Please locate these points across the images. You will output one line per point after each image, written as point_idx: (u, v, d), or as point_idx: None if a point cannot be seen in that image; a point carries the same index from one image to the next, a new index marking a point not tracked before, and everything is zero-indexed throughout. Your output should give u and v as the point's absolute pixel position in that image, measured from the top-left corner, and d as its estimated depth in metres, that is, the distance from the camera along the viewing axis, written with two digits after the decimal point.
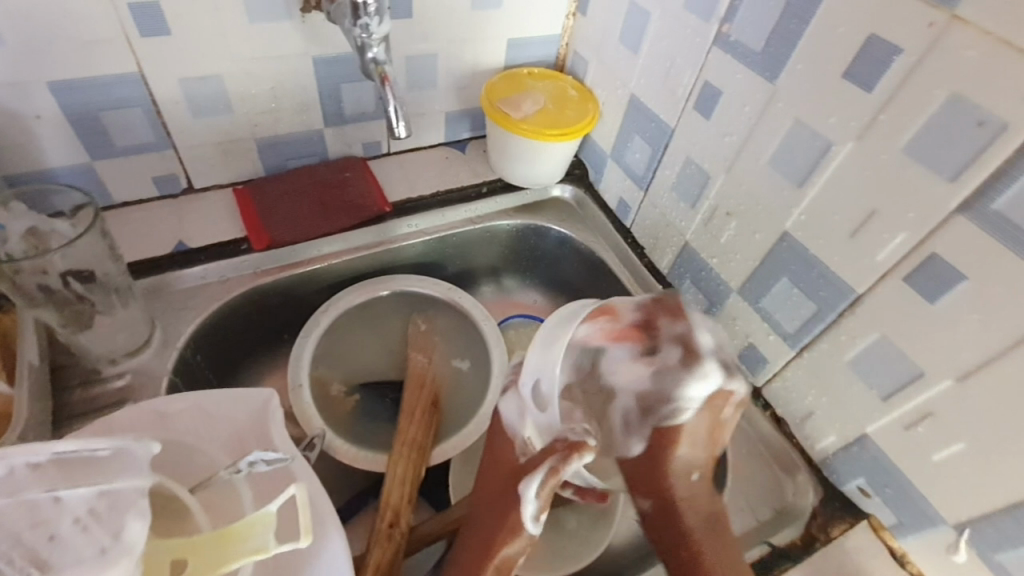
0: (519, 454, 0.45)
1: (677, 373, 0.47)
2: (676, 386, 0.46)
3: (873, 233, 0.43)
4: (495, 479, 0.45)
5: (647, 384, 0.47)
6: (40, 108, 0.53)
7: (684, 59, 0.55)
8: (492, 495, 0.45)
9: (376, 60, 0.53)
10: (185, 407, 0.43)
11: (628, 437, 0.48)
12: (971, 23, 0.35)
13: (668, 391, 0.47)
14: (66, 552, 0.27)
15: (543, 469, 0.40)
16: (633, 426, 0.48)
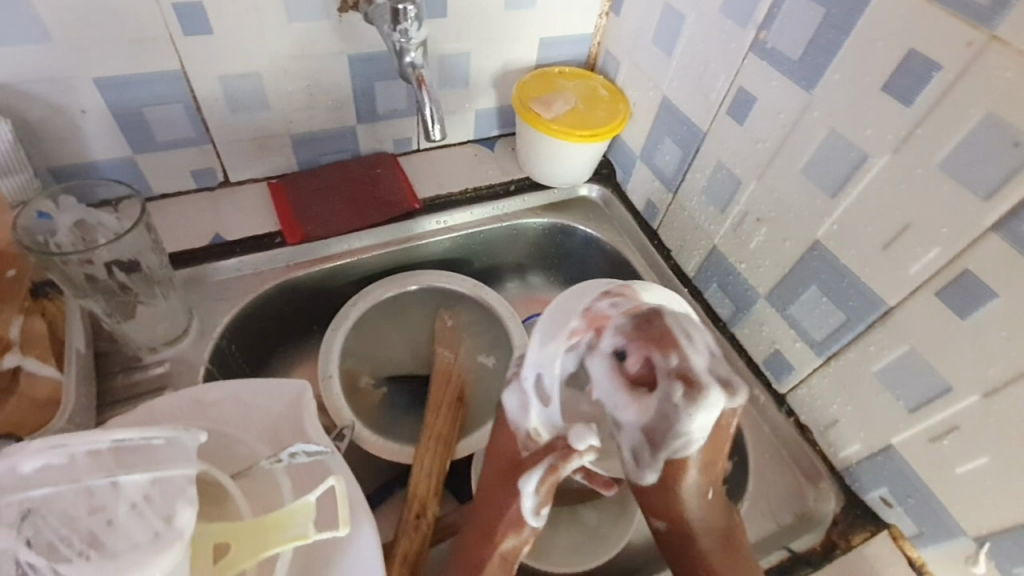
0: (522, 448, 0.47)
1: (676, 407, 0.43)
2: (677, 421, 0.43)
3: (907, 246, 0.43)
4: (494, 468, 0.48)
5: (649, 418, 0.45)
6: (86, 103, 0.55)
7: (719, 63, 0.55)
8: (491, 487, 0.47)
9: (414, 64, 0.54)
10: (222, 397, 0.45)
11: (638, 468, 0.47)
12: (1011, 44, 0.35)
13: (670, 421, 0.44)
14: (122, 536, 0.29)
15: (542, 466, 0.44)
16: (643, 458, 0.46)
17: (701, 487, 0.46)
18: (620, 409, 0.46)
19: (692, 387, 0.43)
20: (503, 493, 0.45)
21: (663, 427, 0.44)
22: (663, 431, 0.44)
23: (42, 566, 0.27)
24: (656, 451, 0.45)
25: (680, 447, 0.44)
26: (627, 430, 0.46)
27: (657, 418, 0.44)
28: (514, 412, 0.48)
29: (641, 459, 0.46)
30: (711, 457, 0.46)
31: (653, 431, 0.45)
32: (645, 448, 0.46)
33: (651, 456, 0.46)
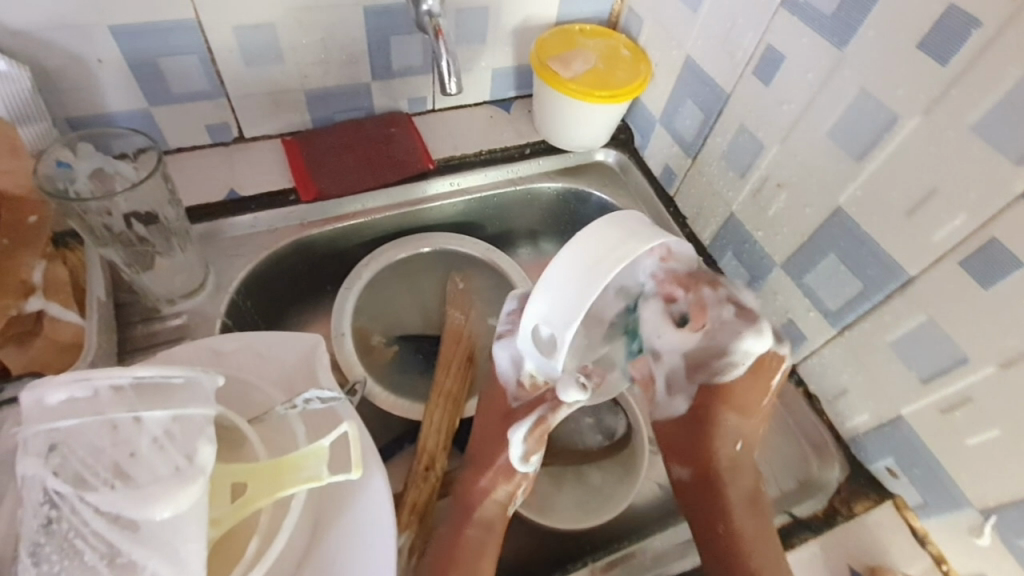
0: (512, 399, 0.50)
1: (731, 326, 0.47)
2: (733, 339, 0.47)
3: (931, 213, 0.42)
4: (489, 419, 0.50)
5: (695, 346, 0.47)
6: (102, 52, 0.55)
7: (746, 19, 0.53)
8: (483, 436, 0.50)
9: (431, 12, 0.53)
10: (237, 347, 0.47)
11: (673, 397, 0.49)
12: None
13: (723, 342, 0.47)
14: (145, 468, 0.30)
15: (532, 418, 0.47)
16: (679, 386, 0.49)
17: (735, 431, 0.49)
18: (661, 337, 0.47)
19: (746, 311, 0.47)
20: (497, 446, 0.48)
21: (710, 351, 0.48)
22: (711, 355, 0.48)
23: (69, 494, 0.28)
24: (695, 377, 0.49)
25: (724, 369, 0.48)
26: (669, 357, 0.48)
27: (710, 340, 0.47)
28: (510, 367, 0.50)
29: (675, 387, 0.49)
30: (739, 399, 0.48)
31: (697, 360, 0.48)
32: (683, 375, 0.49)
33: (688, 380, 0.49)
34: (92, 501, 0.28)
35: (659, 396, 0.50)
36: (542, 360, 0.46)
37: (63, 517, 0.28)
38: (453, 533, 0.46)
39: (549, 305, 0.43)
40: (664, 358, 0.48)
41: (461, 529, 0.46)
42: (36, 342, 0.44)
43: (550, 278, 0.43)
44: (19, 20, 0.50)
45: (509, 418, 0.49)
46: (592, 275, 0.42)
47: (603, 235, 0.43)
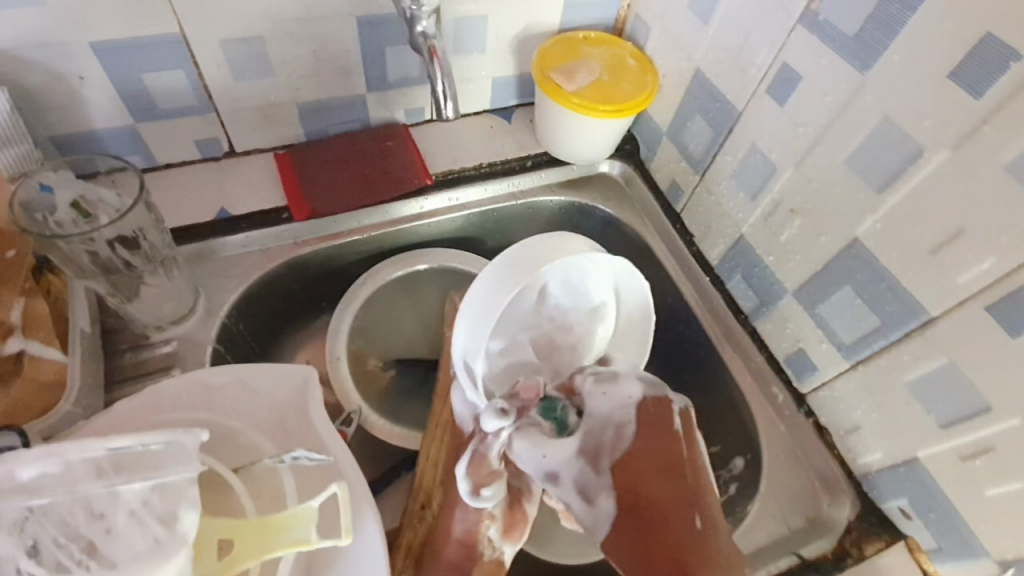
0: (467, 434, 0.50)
1: (590, 383, 0.45)
2: (619, 393, 0.44)
3: (957, 253, 0.39)
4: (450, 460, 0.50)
5: (583, 441, 0.42)
6: (83, 69, 0.52)
7: (760, 33, 0.50)
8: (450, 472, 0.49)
9: (426, 33, 0.48)
10: (227, 380, 0.45)
11: (595, 506, 0.41)
12: None
13: (596, 415, 0.43)
14: (125, 544, 0.29)
15: (470, 450, 0.43)
16: (592, 486, 0.41)
17: (687, 502, 0.39)
18: (546, 455, 0.42)
19: (606, 374, 0.45)
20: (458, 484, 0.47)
21: (594, 427, 0.43)
22: (601, 440, 0.42)
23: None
24: (602, 466, 0.41)
25: (618, 442, 0.42)
26: (567, 461, 0.42)
27: (588, 420, 0.43)
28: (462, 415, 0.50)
29: (592, 487, 0.41)
30: (665, 463, 0.40)
31: (591, 445, 0.42)
32: (591, 471, 0.41)
33: (598, 477, 0.41)
34: None
35: (588, 510, 0.41)
36: (476, 395, 0.47)
37: None
38: None
39: (464, 337, 0.46)
40: (562, 475, 0.42)
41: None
42: (15, 383, 0.42)
43: (464, 315, 0.46)
44: None
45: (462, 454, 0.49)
46: (491, 302, 0.44)
47: (502, 266, 0.45)
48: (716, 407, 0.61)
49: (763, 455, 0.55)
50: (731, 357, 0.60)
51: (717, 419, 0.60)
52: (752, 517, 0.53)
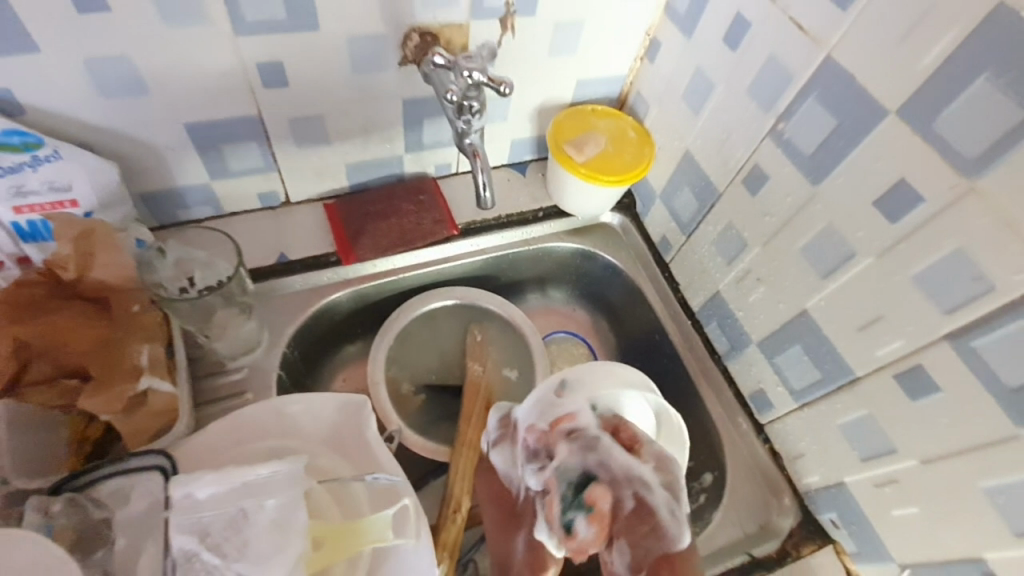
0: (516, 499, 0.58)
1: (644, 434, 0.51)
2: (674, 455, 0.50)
3: (877, 333, 0.51)
4: (496, 522, 0.59)
5: (659, 474, 0.49)
6: (173, 141, 0.62)
7: (739, 136, 0.61)
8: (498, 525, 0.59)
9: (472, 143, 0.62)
10: (298, 407, 0.56)
11: (680, 528, 0.48)
12: (987, 196, 0.40)
13: (666, 464, 0.49)
14: (265, 544, 0.40)
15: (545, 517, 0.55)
16: (677, 516, 0.48)
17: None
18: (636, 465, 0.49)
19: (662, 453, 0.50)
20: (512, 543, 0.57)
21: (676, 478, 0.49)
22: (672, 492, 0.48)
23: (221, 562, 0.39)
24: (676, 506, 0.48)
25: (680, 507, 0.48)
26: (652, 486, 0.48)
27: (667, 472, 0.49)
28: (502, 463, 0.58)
29: (676, 516, 0.48)
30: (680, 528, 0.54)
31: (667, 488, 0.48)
32: (674, 502, 0.48)
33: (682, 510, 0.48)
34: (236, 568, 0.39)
35: (669, 522, 0.48)
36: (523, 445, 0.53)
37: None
38: None
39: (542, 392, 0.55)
40: (652, 490, 0.48)
41: None
42: (141, 412, 0.53)
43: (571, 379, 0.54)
44: (103, 120, 0.57)
45: (511, 514, 0.58)
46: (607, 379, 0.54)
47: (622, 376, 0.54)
48: (692, 430, 0.73)
49: (728, 471, 0.68)
50: (705, 390, 0.72)
51: (692, 441, 0.73)
52: (717, 523, 0.65)
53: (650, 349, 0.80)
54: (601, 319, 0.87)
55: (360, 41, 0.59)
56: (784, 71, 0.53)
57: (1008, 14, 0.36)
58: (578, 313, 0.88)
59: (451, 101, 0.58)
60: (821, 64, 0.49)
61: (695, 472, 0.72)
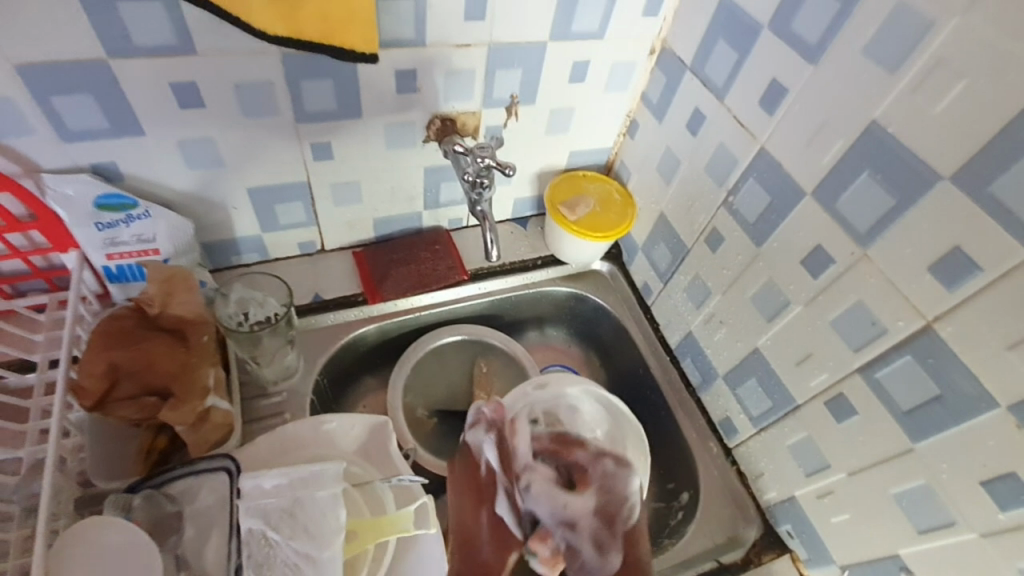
0: (484, 473, 0.57)
1: (598, 463, 0.57)
2: (618, 481, 0.56)
3: (810, 367, 0.62)
4: (466, 496, 0.58)
5: (595, 503, 0.55)
6: (237, 202, 0.75)
7: (701, 204, 0.74)
8: (470, 501, 0.57)
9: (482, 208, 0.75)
10: (334, 425, 0.67)
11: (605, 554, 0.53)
12: (874, 262, 0.52)
13: (612, 486, 0.56)
14: (318, 525, 0.51)
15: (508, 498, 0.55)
16: (607, 544, 0.54)
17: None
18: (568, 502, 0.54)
19: (616, 465, 0.57)
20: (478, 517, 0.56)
21: (615, 500, 0.55)
22: (619, 505, 0.55)
23: (282, 539, 0.50)
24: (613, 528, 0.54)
25: (629, 517, 0.55)
26: (583, 522, 0.54)
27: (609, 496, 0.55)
28: (472, 441, 0.59)
29: (604, 545, 0.54)
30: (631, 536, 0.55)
31: (605, 515, 0.55)
32: (605, 530, 0.54)
33: (611, 536, 0.54)
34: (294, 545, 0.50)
35: (593, 556, 0.53)
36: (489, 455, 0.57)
37: (280, 552, 0.50)
38: None
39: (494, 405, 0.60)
40: (587, 516, 0.54)
41: None
42: (206, 426, 0.64)
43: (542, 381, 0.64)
44: (185, 187, 0.71)
45: (481, 493, 0.57)
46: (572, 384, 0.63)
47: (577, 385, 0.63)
48: (670, 453, 0.83)
49: (701, 490, 0.77)
50: (681, 418, 0.83)
51: (671, 463, 0.83)
52: (691, 534, 0.74)
53: (635, 381, 0.91)
54: (592, 354, 0.98)
55: (393, 125, 0.73)
56: (732, 156, 0.67)
57: (875, 131, 0.50)
58: (573, 349, 0.99)
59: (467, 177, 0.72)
60: (758, 154, 0.63)
61: (675, 492, 0.82)
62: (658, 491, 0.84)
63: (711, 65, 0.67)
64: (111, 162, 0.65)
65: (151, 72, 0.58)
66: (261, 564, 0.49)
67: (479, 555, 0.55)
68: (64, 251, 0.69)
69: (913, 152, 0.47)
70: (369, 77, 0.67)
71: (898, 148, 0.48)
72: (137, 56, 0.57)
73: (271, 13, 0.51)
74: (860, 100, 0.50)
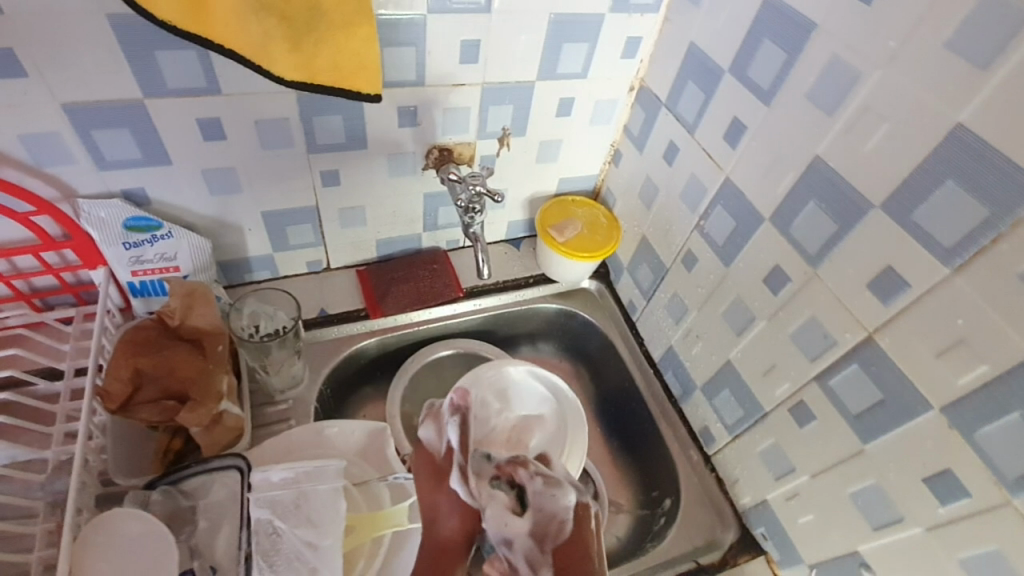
0: (441, 459, 0.65)
1: (537, 479, 0.58)
2: (551, 501, 0.56)
3: (775, 377, 0.67)
4: (424, 479, 0.64)
5: (533, 518, 0.55)
6: (251, 224, 0.82)
7: (677, 227, 0.80)
8: (424, 480, 0.64)
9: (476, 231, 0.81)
10: (336, 430, 0.72)
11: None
12: (823, 280, 0.58)
13: (545, 508, 0.56)
14: (323, 514, 0.57)
15: (465, 471, 0.62)
16: (536, 563, 0.53)
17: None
18: (507, 523, 0.55)
19: (549, 479, 0.58)
20: (436, 500, 0.62)
21: (546, 517, 0.55)
22: (545, 524, 0.54)
23: (287, 527, 0.55)
24: (545, 548, 0.54)
25: (559, 533, 0.54)
26: (518, 540, 0.54)
27: (539, 513, 0.55)
28: (429, 439, 0.66)
29: (535, 564, 0.53)
30: (581, 552, 0.53)
31: (538, 530, 0.54)
32: (535, 549, 0.54)
33: (541, 556, 0.53)
34: (298, 533, 0.55)
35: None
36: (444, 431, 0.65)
37: (285, 540, 0.55)
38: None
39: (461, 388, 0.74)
40: (518, 535, 0.54)
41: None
42: (220, 429, 0.69)
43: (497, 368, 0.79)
44: (205, 211, 0.78)
45: (437, 471, 0.64)
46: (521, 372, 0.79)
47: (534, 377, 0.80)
48: (654, 462, 0.88)
49: (681, 496, 0.82)
50: (663, 427, 0.88)
51: (654, 471, 0.88)
52: (672, 537, 0.78)
53: (621, 393, 0.96)
54: (581, 368, 1.03)
55: (396, 155, 0.81)
56: (702, 184, 0.73)
57: (820, 163, 0.56)
58: (563, 363, 1.05)
59: (461, 203, 0.79)
60: (724, 183, 0.70)
61: (660, 499, 0.86)
62: (642, 499, 0.89)
63: (683, 103, 0.74)
64: (140, 188, 0.72)
65: (181, 109, 0.66)
66: (267, 551, 0.54)
67: (440, 531, 0.60)
68: (93, 268, 0.76)
69: (850, 183, 0.54)
70: (375, 114, 0.74)
71: (839, 180, 0.55)
72: (170, 96, 0.64)
73: (291, 64, 0.58)
74: (807, 137, 0.57)
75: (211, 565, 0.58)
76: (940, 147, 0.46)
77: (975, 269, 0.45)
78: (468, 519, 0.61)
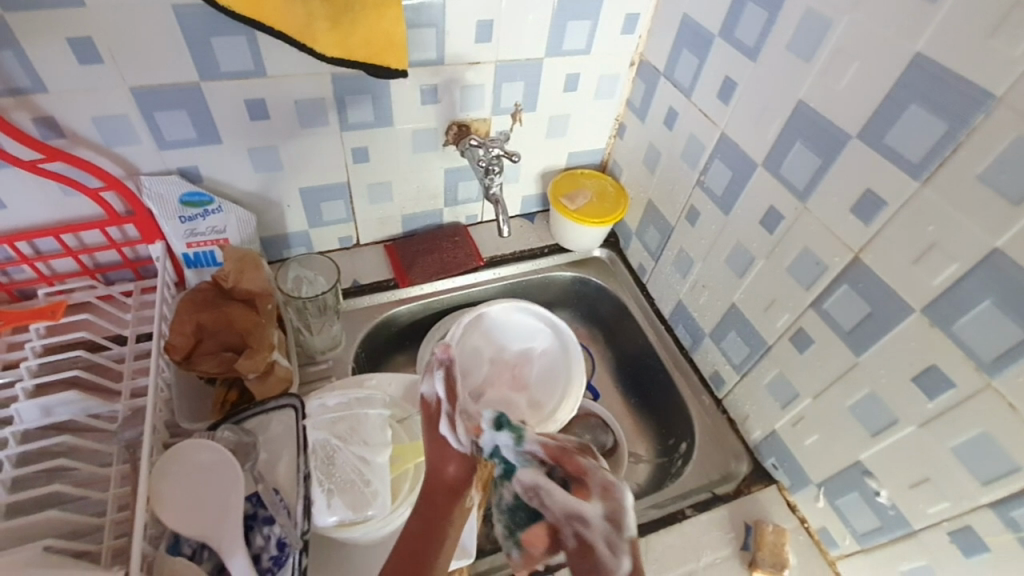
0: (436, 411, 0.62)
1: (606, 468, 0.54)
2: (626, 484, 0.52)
3: (776, 310, 0.73)
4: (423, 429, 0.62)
5: (608, 499, 0.51)
6: (291, 201, 0.90)
7: (680, 185, 0.87)
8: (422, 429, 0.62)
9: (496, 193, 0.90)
10: (374, 381, 0.79)
11: (617, 558, 0.48)
12: (812, 212, 0.65)
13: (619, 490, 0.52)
14: (374, 434, 0.69)
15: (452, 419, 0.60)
16: (617, 545, 0.48)
17: None
18: (582, 501, 0.51)
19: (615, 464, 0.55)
20: (430, 442, 0.60)
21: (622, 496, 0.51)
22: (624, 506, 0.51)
23: (343, 445, 0.67)
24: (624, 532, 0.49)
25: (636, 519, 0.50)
26: (595, 520, 0.49)
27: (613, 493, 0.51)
28: (425, 393, 0.62)
29: (614, 545, 0.48)
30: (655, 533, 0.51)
31: (613, 513, 0.50)
32: (614, 532, 0.49)
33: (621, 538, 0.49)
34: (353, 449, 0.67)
35: (608, 557, 0.48)
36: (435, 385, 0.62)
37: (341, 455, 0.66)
38: (424, 525, 0.55)
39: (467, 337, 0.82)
40: (591, 519, 0.49)
41: (432, 522, 0.56)
42: (272, 378, 0.76)
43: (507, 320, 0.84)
44: (250, 187, 0.86)
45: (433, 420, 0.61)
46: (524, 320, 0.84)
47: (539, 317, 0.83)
48: (669, 411, 0.94)
49: (696, 436, 0.87)
50: (675, 375, 0.94)
51: (670, 419, 0.94)
52: (689, 471, 0.84)
53: (634, 351, 1.02)
54: (596, 332, 1.10)
55: (420, 133, 0.89)
56: (700, 142, 0.80)
57: (805, 105, 0.63)
58: (579, 328, 1.11)
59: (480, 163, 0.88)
60: (721, 137, 0.76)
61: (676, 443, 0.91)
62: (660, 446, 0.94)
63: (679, 70, 0.81)
64: (193, 166, 0.80)
65: (231, 91, 0.74)
66: (326, 463, 0.66)
67: (435, 471, 0.58)
68: (150, 243, 0.84)
69: (830, 120, 0.60)
70: (400, 92, 0.82)
71: (821, 118, 0.61)
72: (223, 78, 0.72)
73: (331, 42, 0.66)
74: (791, 84, 0.64)
75: (274, 488, 0.65)
76: (905, 76, 0.52)
77: (943, 179, 0.52)
78: (459, 459, 0.59)
